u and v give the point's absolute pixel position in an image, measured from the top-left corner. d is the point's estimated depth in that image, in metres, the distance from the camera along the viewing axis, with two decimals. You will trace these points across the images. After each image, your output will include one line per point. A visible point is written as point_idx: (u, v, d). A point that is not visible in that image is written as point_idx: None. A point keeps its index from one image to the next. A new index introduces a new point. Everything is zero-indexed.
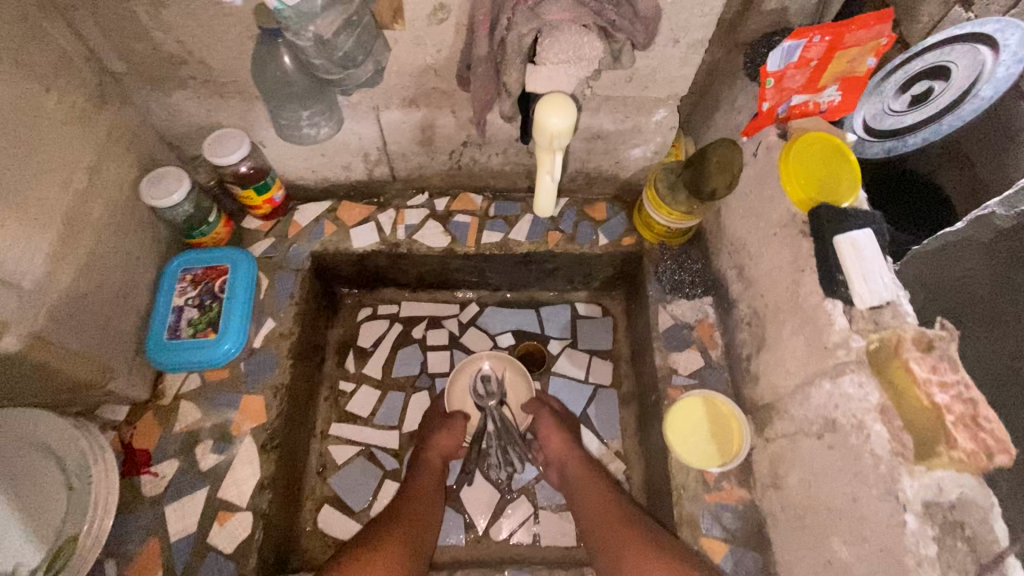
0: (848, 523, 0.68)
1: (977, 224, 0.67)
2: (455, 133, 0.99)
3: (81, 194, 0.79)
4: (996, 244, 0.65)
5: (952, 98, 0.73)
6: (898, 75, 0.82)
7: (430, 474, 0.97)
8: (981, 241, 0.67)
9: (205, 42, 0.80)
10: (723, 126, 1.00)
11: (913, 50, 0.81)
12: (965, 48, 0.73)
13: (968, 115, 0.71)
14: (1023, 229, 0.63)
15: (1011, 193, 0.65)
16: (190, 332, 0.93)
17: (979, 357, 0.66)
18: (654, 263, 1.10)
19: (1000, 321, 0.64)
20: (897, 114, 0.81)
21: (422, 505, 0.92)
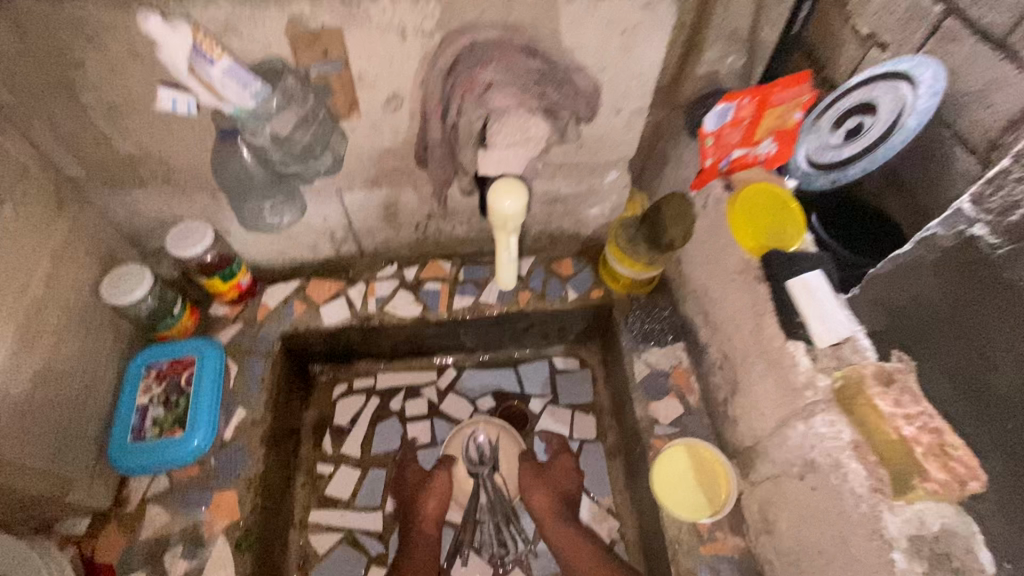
0: (842, 567, 0.68)
1: (923, 244, 0.63)
2: (418, 208, 1.02)
3: (37, 302, 0.77)
4: (943, 263, 0.60)
5: (883, 132, 0.75)
6: (829, 112, 0.83)
7: (422, 548, 0.96)
8: (929, 261, 0.62)
9: (165, 144, 0.82)
10: (673, 180, 1.06)
11: (839, 89, 0.83)
12: (887, 85, 0.75)
13: (898, 146, 0.73)
14: (967, 245, 0.58)
15: (949, 213, 0.60)
16: (156, 432, 0.89)
17: (956, 388, 0.59)
18: (624, 314, 1.12)
19: (959, 349, 0.58)
20: (835, 147, 0.82)
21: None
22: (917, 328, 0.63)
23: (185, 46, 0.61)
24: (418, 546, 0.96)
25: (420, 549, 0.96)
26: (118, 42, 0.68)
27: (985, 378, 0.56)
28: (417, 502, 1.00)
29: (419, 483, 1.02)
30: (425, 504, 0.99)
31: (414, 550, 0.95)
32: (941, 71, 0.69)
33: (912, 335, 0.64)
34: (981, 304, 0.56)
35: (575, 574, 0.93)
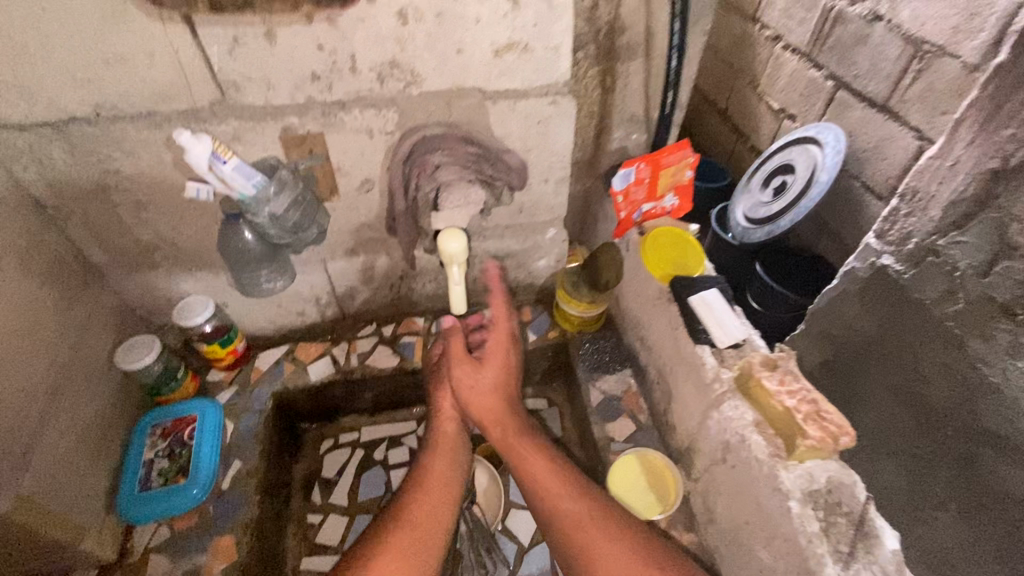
0: (762, 529, 0.80)
1: (847, 278, 0.75)
2: (392, 271, 1.20)
3: (65, 366, 0.91)
4: (868, 294, 0.72)
5: (801, 185, 0.95)
6: (759, 176, 1.05)
7: (439, 457, 0.99)
8: (855, 292, 0.74)
9: (178, 230, 1.00)
10: (604, 233, 1.27)
11: (764, 158, 1.05)
12: (799, 149, 0.98)
13: (815, 197, 0.90)
14: (883, 276, 0.70)
15: (860, 247, 0.72)
16: (160, 482, 1.00)
17: (903, 399, 0.70)
18: (578, 350, 1.28)
19: (897, 367, 0.70)
20: (766, 205, 1.01)
21: (426, 509, 0.89)
22: (864, 354, 0.75)
23: (207, 150, 0.81)
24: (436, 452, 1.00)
25: (437, 464, 0.97)
26: (148, 153, 0.88)
27: (923, 393, 0.67)
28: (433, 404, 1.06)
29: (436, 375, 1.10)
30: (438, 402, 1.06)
31: (434, 461, 0.98)
32: (841, 137, 0.92)
33: (859, 365, 0.76)
34: (907, 331, 0.68)
35: (534, 483, 0.92)
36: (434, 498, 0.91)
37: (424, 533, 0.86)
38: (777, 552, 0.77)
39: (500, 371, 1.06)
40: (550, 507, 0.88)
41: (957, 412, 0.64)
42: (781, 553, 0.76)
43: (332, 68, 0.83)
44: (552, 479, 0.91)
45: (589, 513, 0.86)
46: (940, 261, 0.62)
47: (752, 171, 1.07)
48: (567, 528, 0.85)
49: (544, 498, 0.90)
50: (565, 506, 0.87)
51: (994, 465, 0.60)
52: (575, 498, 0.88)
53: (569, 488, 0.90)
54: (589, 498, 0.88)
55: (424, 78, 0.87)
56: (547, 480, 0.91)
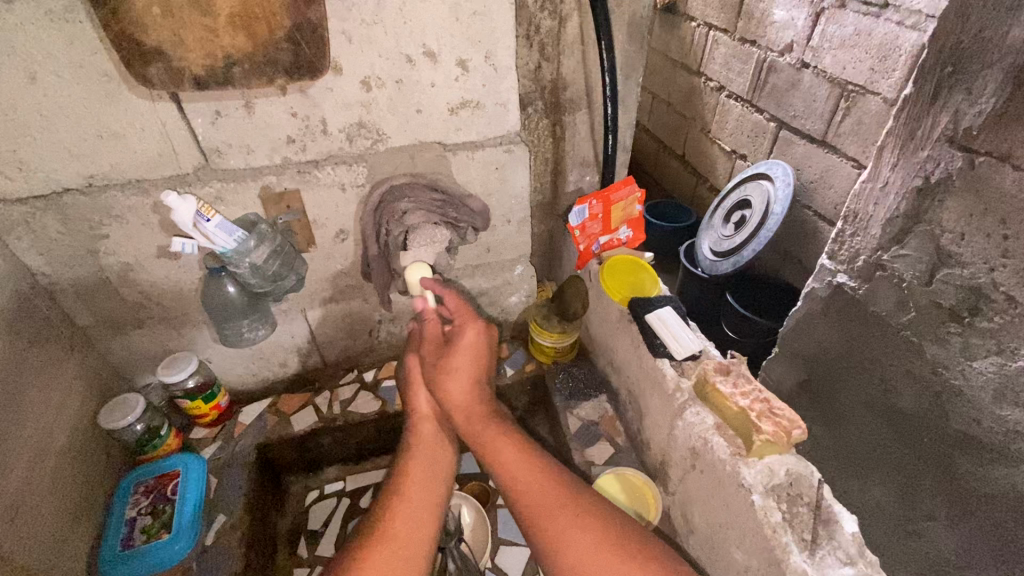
0: (733, 528, 0.83)
1: (913, 316, 1.08)
2: (370, 316, 1.26)
3: (49, 426, 0.93)
4: (904, 334, 1.11)
5: (758, 217, 1.63)
6: (726, 222, 1.79)
7: (420, 461, 0.95)
8: (834, 326, 1.30)
9: (162, 288, 1.06)
10: (569, 268, 1.37)
11: (729, 206, 1.80)
12: (751, 192, 1.72)
13: (773, 223, 1.56)
14: (881, 321, 1.17)
15: (823, 272, 1.32)
16: (143, 538, 0.99)
17: (892, 432, 1.18)
18: (554, 380, 1.33)
19: (945, 403, 1.05)
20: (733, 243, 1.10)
21: (410, 515, 0.85)
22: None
23: (192, 209, 0.88)
24: (417, 457, 0.96)
25: (419, 468, 0.94)
26: (136, 218, 0.95)
27: (968, 430, 1.01)
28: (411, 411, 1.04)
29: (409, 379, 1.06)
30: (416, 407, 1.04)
31: (415, 467, 0.94)
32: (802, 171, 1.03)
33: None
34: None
35: (510, 480, 0.85)
36: (421, 504, 0.87)
37: (412, 541, 0.81)
38: (748, 549, 0.80)
39: (475, 366, 0.99)
40: (530, 504, 0.82)
41: (971, 437, 1.01)
42: (753, 549, 0.79)
43: (305, 132, 0.93)
44: (529, 471, 0.85)
45: (568, 508, 0.80)
46: (947, 275, 1.01)
47: (720, 222, 1.82)
48: (550, 526, 0.78)
49: (521, 494, 0.83)
50: (548, 504, 0.81)
51: (974, 468, 1.01)
52: (554, 494, 0.82)
53: (551, 482, 0.84)
54: (572, 496, 0.82)
55: (389, 136, 0.98)
56: (525, 475, 0.85)
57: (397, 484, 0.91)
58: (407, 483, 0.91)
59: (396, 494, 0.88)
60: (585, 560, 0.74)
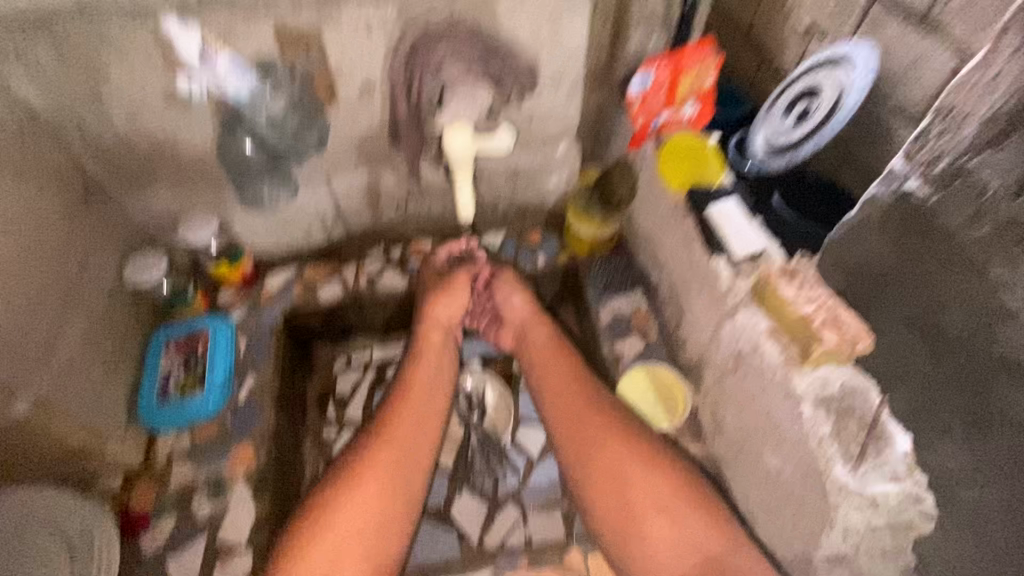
0: (770, 435, 0.80)
1: (869, 205, 0.71)
2: (397, 188, 1.17)
3: (72, 280, 0.90)
4: (887, 223, 0.69)
5: None
6: None
7: (416, 397, 1.03)
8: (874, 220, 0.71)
9: (174, 140, 0.96)
10: (618, 149, 1.22)
11: None
12: None
13: None
14: (902, 206, 0.67)
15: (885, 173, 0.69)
16: (177, 392, 1.03)
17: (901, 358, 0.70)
18: (588, 271, 1.26)
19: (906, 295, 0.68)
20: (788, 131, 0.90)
21: (398, 457, 0.96)
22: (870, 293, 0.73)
23: (196, 43, 0.83)
24: (413, 393, 1.03)
25: (416, 402, 1.02)
26: (136, 53, 0.83)
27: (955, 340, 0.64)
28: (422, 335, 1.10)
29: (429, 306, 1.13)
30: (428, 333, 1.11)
31: (411, 402, 1.02)
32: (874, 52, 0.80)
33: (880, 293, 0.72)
34: (918, 256, 0.66)
35: (560, 399, 1.00)
36: (409, 443, 0.98)
37: (394, 479, 0.95)
38: (784, 457, 0.78)
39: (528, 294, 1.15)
40: (569, 420, 0.98)
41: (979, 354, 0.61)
42: (789, 456, 0.77)
43: None
44: (577, 390, 1.00)
45: (613, 425, 0.95)
46: (970, 183, 0.60)
47: None
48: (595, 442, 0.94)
49: (567, 416, 0.98)
50: (593, 418, 0.96)
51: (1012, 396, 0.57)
52: (602, 418, 0.96)
53: (592, 403, 0.98)
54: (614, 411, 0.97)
55: None
56: (573, 400, 0.99)
57: (390, 419, 1.00)
58: (402, 419, 1.00)
59: (389, 428, 0.99)
60: (617, 469, 0.91)
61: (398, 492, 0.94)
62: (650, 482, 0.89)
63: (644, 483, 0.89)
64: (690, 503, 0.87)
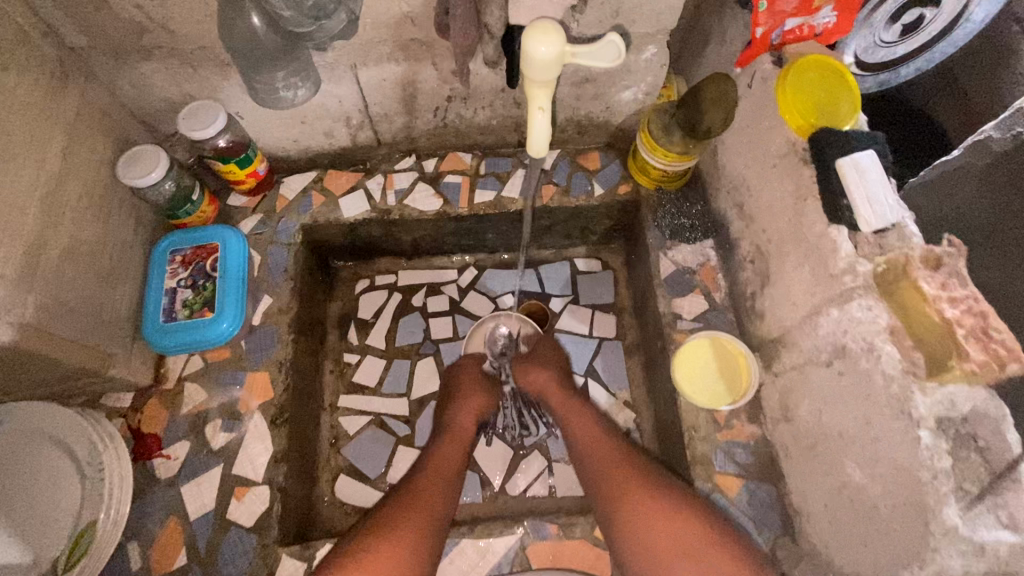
0: (861, 446, 0.69)
1: (973, 151, 0.74)
2: (438, 89, 0.95)
3: (55, 177, 0.76)
4: (994, 169, 0.71)
5: None
6: None
7: (450, 449, 0.90)
8: (979, 165, 0.73)
9: (164, 4, 0.76)
10: (715, 60, 0.97)
11: None
12: None
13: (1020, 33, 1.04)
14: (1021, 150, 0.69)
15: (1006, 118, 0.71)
16: (186, 314, 0.92)
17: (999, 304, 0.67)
18: (652, 210, 1.06)
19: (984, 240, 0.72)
20: (887, 46, 0.86)
21: (429, 499, 0.82)
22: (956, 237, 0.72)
23: None
24: (445, 446, 0.91)
25: (448, 452, 0.90)
26: None
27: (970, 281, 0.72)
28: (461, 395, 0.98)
29: (471, 373, 1.01)
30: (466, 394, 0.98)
31: (445, 450, 0.90)
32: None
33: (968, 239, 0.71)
34: (1013, 199, 0.69)
35: (584, 442, 0.89)
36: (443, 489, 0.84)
37: (428, 522, 0.79)
38: (875, 475, 0.67)
39: (554, 361, 1.00)
40: (602, 463, 0.84)
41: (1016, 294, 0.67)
42: (883, 477, 0.66)
43: None
44: (597, 436, 0.89)
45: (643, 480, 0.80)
46: None
47: None
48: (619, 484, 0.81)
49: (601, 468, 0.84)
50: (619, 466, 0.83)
51: None
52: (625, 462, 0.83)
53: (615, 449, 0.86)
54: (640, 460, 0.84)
55: None
56: (600, 442, 0.87)
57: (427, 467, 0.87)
58: (438, 466, 0.87)
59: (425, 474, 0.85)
60: (653, 521, 0.76)
61: (430, 534, 0.78)
62: (679, 535, 0.74)
63: (681, 538, 0.74)
64: (727, 554, 0.72)
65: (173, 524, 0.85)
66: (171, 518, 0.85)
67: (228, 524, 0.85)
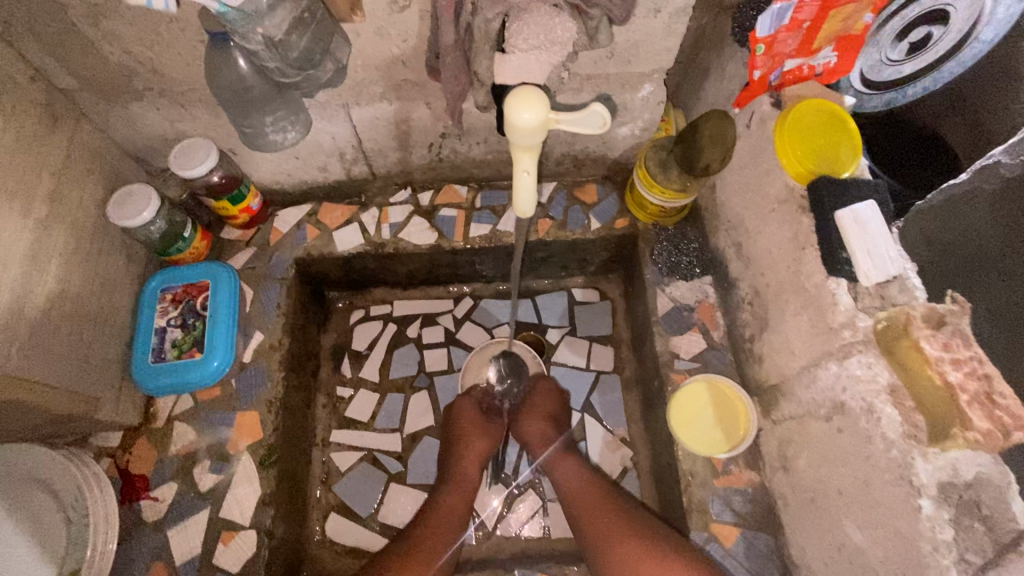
0: (861, 507, 0.67)
1: (982, 174, 0.64)
2: (432, 126, 0.95)
3: (43, 222, 0.76)
4: (1005, 193, 0.61)
5: None
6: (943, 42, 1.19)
7: (452, 499, 0.91)
8: (989, 189, 0.62)
9: (155, 50, 0.76)
10: (714, 96, 0.95)
11: None
12: None
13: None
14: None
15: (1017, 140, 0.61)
16: (175, 354, 0.91)
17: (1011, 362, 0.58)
18: (650, 245, 1.04)
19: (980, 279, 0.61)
20: (893, 65, 0.75)
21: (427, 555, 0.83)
22: (964, 268, 0.63)
23: None
24: (448, 497, 0.91)
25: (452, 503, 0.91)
26: None
27: None
28: (466, 438, 0.97)
29: (477, 416, 1.00)
30: (470, 436, 0.97)
31: (449, 499, 0.91)
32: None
33: (981, 270, 0.61)
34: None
35: (579, 498, 0.88)
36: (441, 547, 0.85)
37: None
38: (876, 539, 0.65)
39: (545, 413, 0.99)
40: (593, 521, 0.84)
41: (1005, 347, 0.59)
42: (884, 543, 0.63)
43: None
44: (591, 490, 0.88)
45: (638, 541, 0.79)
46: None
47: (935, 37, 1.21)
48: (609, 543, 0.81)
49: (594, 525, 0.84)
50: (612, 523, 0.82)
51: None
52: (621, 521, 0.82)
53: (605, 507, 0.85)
54: (632, 517, 0.83)
55: None
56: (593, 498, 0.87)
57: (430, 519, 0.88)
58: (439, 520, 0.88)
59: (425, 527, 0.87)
60: None
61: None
62: None
63: None
64: None
65: (158, 569, 0.83)
66: (157, 563, 0.84)
67: (214, 569, 0.84)
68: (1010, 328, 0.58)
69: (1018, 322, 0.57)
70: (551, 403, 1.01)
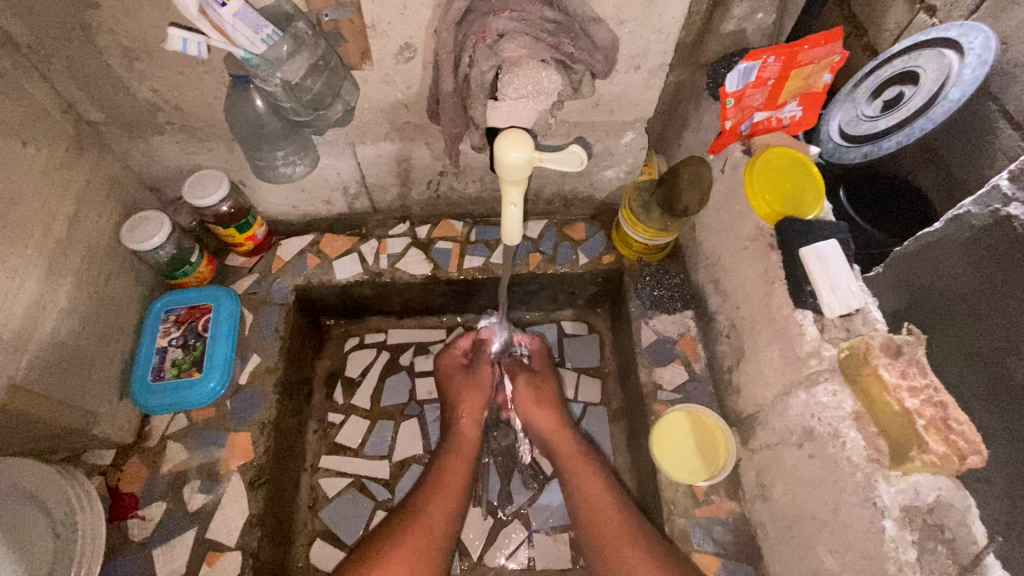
0: (832, 532, 0.69)
1: (953, 223, 0.63)
2: (431, 165, 1.02)
3: (61, 243, 0.81)
4: (974, 243, 0.61)
5: None
6: None
7: (455, 462, 0.93)
8: (959, 240, 0.62)
9: (180, 90, 0.84)
10: (693, 143, 1.03)
11: None
12: None
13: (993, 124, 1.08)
14: (998, 226, 0.58)
15: (985, 190, 0.60)
16: (174, 373, 0.95)
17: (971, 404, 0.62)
18: (633, 280, 1.09)
19: (966, 326, 0.63)
20: (870, 120, 0.82)
21: (423, 517, 0.86)
22: (941, 310, 0.65)
23: None
24: (449, 458, 0.93)
25: (453, 465, 0.93)
26: None
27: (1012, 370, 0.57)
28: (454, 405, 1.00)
29: (455, 379, 1.03)
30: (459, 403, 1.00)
31: (448, 465, 0.92)
32: (992, 39, 0.70)
33: (953, 311, 0.64)
34: (995, 275, 0.59)
35: (580, 489, 0.91)
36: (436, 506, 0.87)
37: (427, 542, 0.83)
38: (846, 561, 0.67)
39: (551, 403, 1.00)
40: (600, 527, 0.86)
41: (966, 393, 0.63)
42: (852, 565, 0.66)
43: None
44: (575, 463, 0.94)
45: (613, 520, 0.86)
46: (1008, 234, 0.57)
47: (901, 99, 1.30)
48: (609, 547, 0.84)
49: (585, 497, 0.90)
50: (598, 501, 0.89)
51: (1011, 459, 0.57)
52: (610, 509, 0.88)
53: (618, 518, 0.86)
54: (636, 523, 0.85)
55: None
56: (588, 479, 0.91)
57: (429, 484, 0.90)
58: (439, 483, 0.90)
59: (428, 492, 0.89)
60: None
61: (432, 555, 0.82)
62: None
63: None
64: None
65: None
66: None
67: None
68: (986, 371, 0.60)
69: (989, 363, 0.60)
70: (553, 410, 0.99)
